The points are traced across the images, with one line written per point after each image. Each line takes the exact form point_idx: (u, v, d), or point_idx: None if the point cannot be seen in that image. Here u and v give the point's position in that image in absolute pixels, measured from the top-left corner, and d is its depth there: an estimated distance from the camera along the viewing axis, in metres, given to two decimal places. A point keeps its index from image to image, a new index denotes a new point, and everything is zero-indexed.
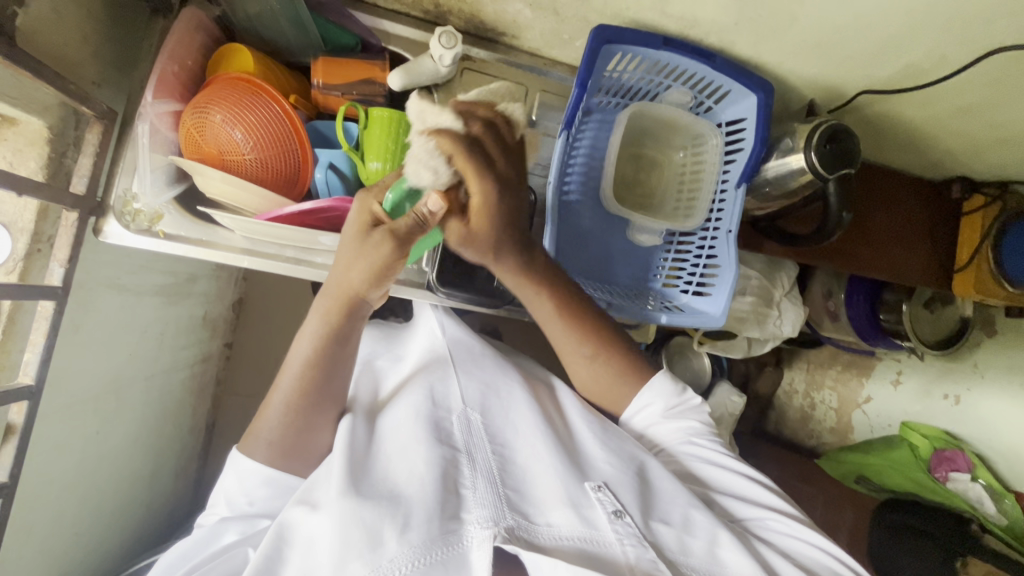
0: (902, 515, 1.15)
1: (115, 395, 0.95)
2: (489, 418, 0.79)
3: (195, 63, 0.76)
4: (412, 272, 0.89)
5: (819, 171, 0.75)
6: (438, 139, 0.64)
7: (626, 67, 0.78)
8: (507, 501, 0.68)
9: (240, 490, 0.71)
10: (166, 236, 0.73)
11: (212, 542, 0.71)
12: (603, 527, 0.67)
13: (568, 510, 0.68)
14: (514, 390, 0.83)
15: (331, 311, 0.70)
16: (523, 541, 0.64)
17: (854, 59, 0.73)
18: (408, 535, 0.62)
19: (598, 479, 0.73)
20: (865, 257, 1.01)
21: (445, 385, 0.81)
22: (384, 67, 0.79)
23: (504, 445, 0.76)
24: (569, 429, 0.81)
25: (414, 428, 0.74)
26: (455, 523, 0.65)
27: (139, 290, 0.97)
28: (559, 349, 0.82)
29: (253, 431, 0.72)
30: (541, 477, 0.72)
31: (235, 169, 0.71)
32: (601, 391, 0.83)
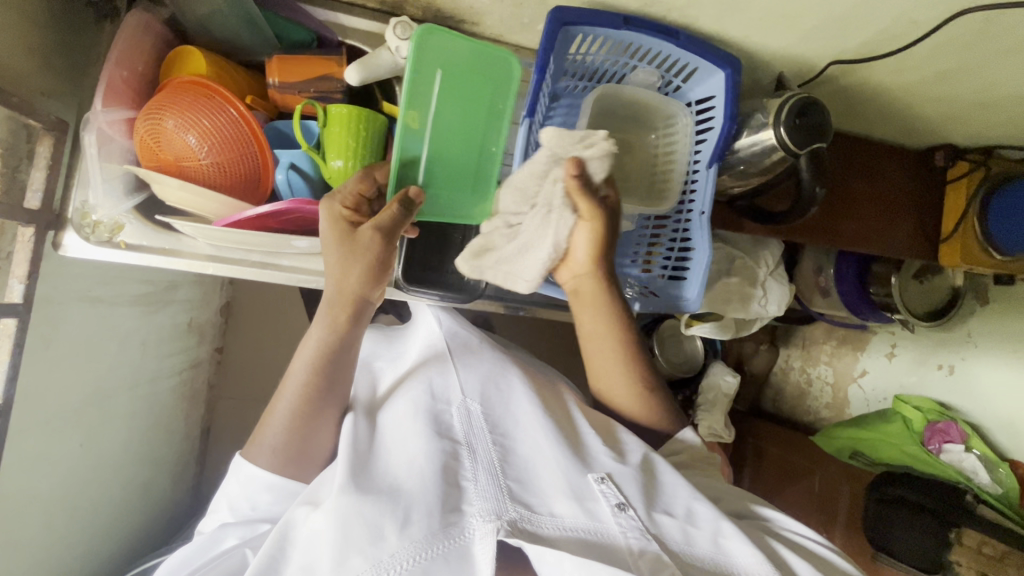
0: (896, 489, 1.13)
1: (100, 407, 0.96)
2: (489, 409, 0.77)
3: (147, 68, 0.74)
4: None
5: (791, 148, 0.73)
6: (568, 164, 0.70)
7: (590, 49, 0.77)
8: (508, 492, 0.68)
9: (242, 496, 0.71)
10: (128, 247, 0.72)
11: (213, 547, 0.71)
12: (607, 519, 0.67)
13: (571, 502, 0.67)
14: (515, 381, 0.81)
15: (336, 317, 0.72)
16: (525, 533, 0.63)
17: (822, 29, 0.70)
18: (409, 530, 0.62)
19: (600, 470, 0.71)
20: (849, 230, 0.99)
21: (445, 378, 0.79)
22: (341, 62, 0.77)
23: (504, 436, 0.75)
24: (568, 415, 0.79)
25: (414, 422, 0.73)
26: (455, 516, 0.65)
27: (115, 300, 0.97)
28: (599, 364, 0.82)
29: (257, 437, 0.72)
30: (542, 466, 0.72)
31: (192, 175, 0.70)
32: (626, 404, 0.83)
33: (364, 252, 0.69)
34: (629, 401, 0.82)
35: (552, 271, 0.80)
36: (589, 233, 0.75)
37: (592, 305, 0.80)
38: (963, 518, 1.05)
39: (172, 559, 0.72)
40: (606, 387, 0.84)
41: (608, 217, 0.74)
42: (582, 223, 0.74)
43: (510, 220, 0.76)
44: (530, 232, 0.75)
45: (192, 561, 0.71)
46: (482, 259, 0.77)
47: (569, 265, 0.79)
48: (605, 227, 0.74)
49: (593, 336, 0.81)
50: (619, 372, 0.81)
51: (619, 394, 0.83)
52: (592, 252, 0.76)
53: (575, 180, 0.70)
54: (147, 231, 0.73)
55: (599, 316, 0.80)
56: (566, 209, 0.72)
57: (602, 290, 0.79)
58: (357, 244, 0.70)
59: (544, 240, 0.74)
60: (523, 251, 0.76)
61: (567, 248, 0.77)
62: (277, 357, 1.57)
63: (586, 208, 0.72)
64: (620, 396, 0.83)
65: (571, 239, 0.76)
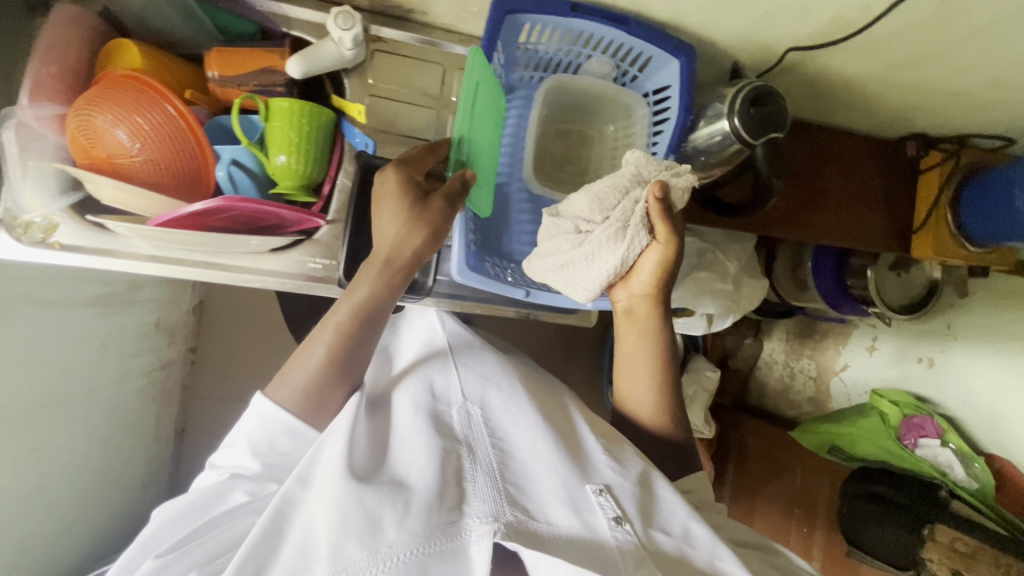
0: (870, 484, 1.12)
1: (56, 410, 0.94)
2: (490, 414, 0.73)
3: (80, 62, 0.71)
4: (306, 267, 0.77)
5: (745, 137, 0.70)
6: (654, 184, 0.69)
7: (540, 38, 0.75)
8: (508, 496, 0.63)
9: (263, 433, 0.66)
10: (62, 248, 0.70)
11: (221, 500, 0.65)
12: (603, 532, 0.62)
13: (568, 511, 0.63)
14: (517, 388, 0.76)
15: (390, 278, 0.70)
16: (523, 536, 0.59)
17: (775, 15, 0.68)
18: (407, 522, 0.58)
19: (599, 481, 0.67)
20: (819, 222, 0.96)
21: (445, 378, 0.76)
22: (284, 55, 0.74)
23: (504, 439, 0.70)
24: (571, 424, 0.76)
25: (415, 421, 0.69)
26: (455, 514, 0.60)
27: (66, 302, 0.95)
28: (627, 378, 0.80)
29: (282, 375, 0.69)
30: (543, 473, 0.66)
31: (127, 173, 0.68)
32: (650, 418, 0.79)
33: (427, 216, 0.69)
34: (647, 419, 0.79)
35: (609, 287, 0.77)
36: (658, 258, 0.72)
37: (642, 326, 0.77)
38: (933, 513, 1.04)
39: (172, 507, 0.66)
40: (632, 404, 0.80)
41: (681, 245, 0.72)
42: (654, 246, 0.71)
43: (579, 226, 0.72)
44: (600, 243, 0.70)
45: (196, 513, 0.65)
46: (547, 263, 0.73)
47: (628, 285, 0.76)
48: (676, 253, 0.71)
49: (630, 356, 0.79)
50: (647, 379, 0.78)
51: (637, 404, 0.80)
52: (658, 275, 0.74)
53: (658, 201, 0.69)
54: (83, 231, 0.71)
55: (641, 339, 0.78)
56: (643, 228, 0.69)
57: (657, 315, 0.77)
58: (425, 214, 0.69)
59: (613, 253, 0.70)
60: (592, 261, 0.71)
61: (632, 266, 0.74)
62: (251, 356, 1.55)
63: (662, 230, 0.70)
64: (641, 410, 0.79)
65: (638, 259, 0.73)
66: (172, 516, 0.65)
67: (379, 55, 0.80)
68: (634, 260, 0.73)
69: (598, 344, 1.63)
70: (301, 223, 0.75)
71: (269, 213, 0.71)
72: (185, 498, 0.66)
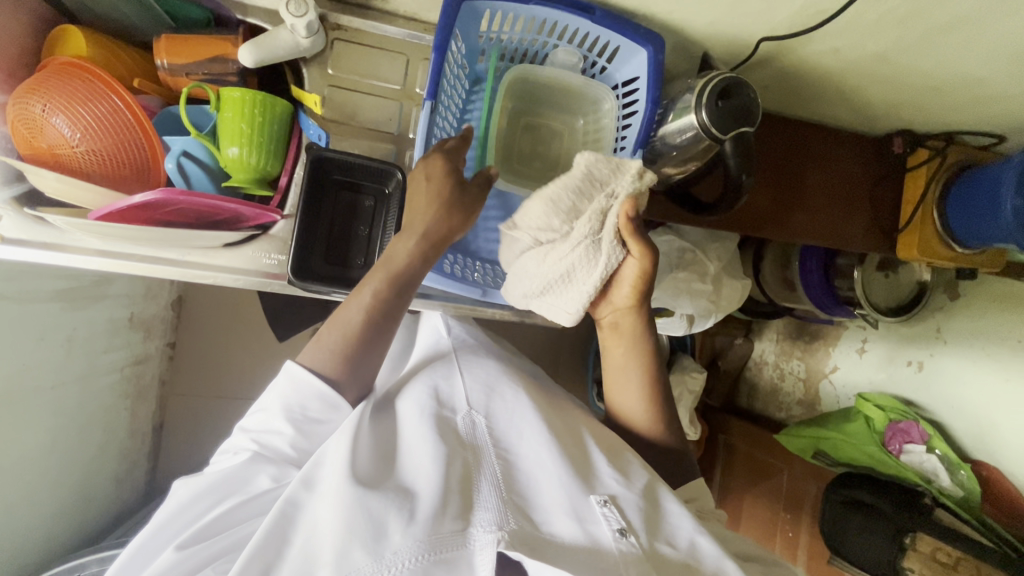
0: (853, 490, 1.09)
1: (15, 408, 0.92)
2: (495, 421, 0.69)
3: (25, 49, 0.69)
4: (257, 263, 0.74)
5: (712, 131, 0.67)
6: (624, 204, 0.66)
7: (503, 27, 0.72)
8: (513, 505, 0.60)
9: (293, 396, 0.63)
10: (4, 241, 0.67)
11: (244, 486, 0.62)
12: (608, 545, 0.58)
13: (572, 521, 0.59)
14: (524, 395, 0.72)
15: (426, 249, 0.68)
16: (528, 546, 0.55)
17: (742, 4, 0.65)
18: (413, 529, 0.55)
19: (603, 492, 0.62)
20: (801, 222, 0.93)
21: (450, 383, 0.73)
22: (237, 42, 0.71)
23: (507, 450, 0.66)
24: (580, 438, 0.70)
25: (418, 427, 0.66)
26: (461, 523, 0.57)
27: (27, 297, 0.93)
28: (616, 389, 0.77)
29: (318, 336, 0.68)
30: (547, 484, 0.62)
31: (69, 165, 0.66)
32: (645, 422, 0.76)
33: (458, 203, 0.69)
34: (638, 420, 0.77)
35: (590, 305, 0.74)
36: (637, 271, 0.68)
37: (629, 337, 0.74)
38: (917, 522, 1.01)
39: (194, 484, 0.62)
40: (626, 414, 0.77)
41: (655, 256, 0.68)
42: (631, 259, 0.68)
43: (535, 238, 0.70)
44: (574, 263, 0.67)
45: (217, 495, 0.61)
46: (528, 291, 0.72)
47: (610, 300, 0.73)
48: (651, 264, 0.68)
49: (618, 366, 0.76)
50: (635, 386, 0.75)
51: (628, 408, 0.77)
52: (637, 287, 0.70)
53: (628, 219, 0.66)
54: (24, 224, 0.68)
55: (632, 353, 0.74)
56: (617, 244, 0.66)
57: (646, 325, 0.74)
58: (464, 197, 0.69)
59: (590, 271, 0.67)
60: (568, 281, 0.68)
61: (612, 280, 0.71)
62: (232, 351, 1.53)
63: (636, 246, 0.67)
64: (632, 413, 0.77)
65: (617, 270, 0.69)
66: (192, 495, 0.61)
67: (339, 44, 0.77)
68: (614, 270, 0.69)
69: (583, 344, 1.60)
70: (256, 217, 0.73)
71: (218, 207, 0.69)
72: (206, 476, 0.62)
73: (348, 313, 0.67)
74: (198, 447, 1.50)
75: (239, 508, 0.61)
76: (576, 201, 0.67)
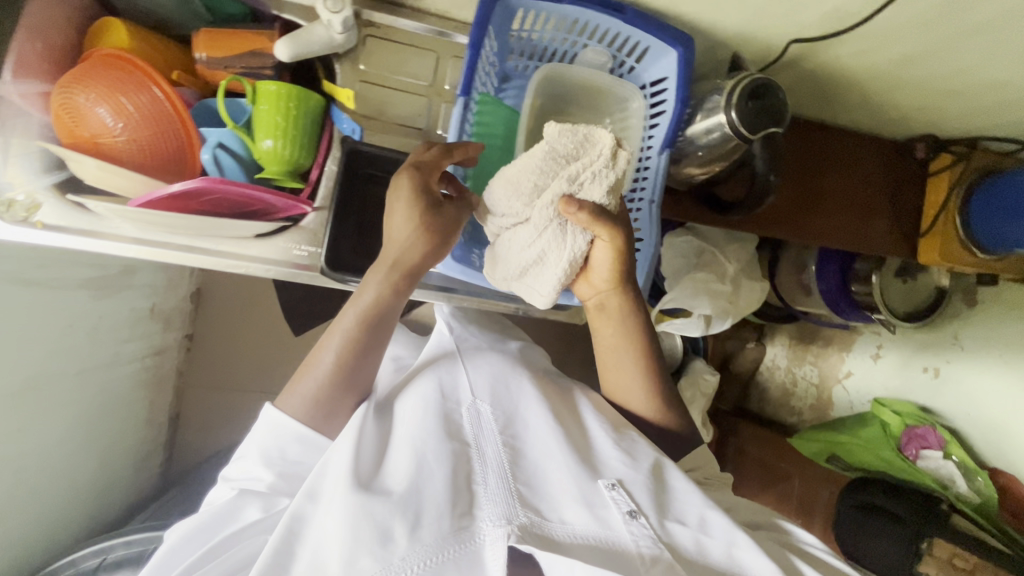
0: (867, 495, 1.10)
1: (40, 392, 0.94)
2: (502, 410, 0.69)
3: (68, 40, 0.70)
4: (296, 255, 0.76)
5: (741, 130, 0.68)
6: (575, 207, 0.64)
7: (535, 25, 0.73)
8: (520, 496, 0.61)
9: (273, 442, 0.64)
10: (45, 227, 0.69)
11: (231, 521, 0.62)
12: (618, 527, 0.61)
13: (582, 509, 0.61)
14: (526, 387, 0.73)
15: (397, 281, 0.68)
16: (537, 538, 0.57)
17: (775, 5, 0.65)
18: (419, 533, 0.56)
19: (611, 476, 0.65)
20: (821, 224, 0.93)
21: (454, 376, 0.72)
22: (272, 37, 0.73)
23: (514, 438, 0.67)
24: (581, 427, 0.72)
25: (423, 423, 0.64)
26: (467, 520, 0.58)
27: (56, 284, 0.94)
28: (610, 370, 0.80)
29: (292, 384, 0.68)
30: (554, 472, 0.64)
31: (110, 154, 0.67)
32: (642, 403, 0.78)
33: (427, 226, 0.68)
34: (635, 397, 0.79)
35: (572, 285, 0.75)
36: (608, 251, 0.69)
37: (618, 317, 0.76)
38: (934, 529, 1.00)
39: (182, 527, 0.63)
40: (619, 394, 0.80)
41: (627, 234, 0.68)
42: (599, 241, 0.68)
43: (500, 226, 0.70)
44: (544, 248, 0.68)
45: (206, 534, 0.62)
46: (503, 274, 0.72)
47: (589, 280, 0.74)
48: (625, 242, 0.68)
49: (609, 347, 0.78)
50: (631, 370, 0.78)
51: (625, 388, 0.79)
52: (615, 268, 0.71)
53: (583, 214, 0.64)
54: (65, 211, 0.70)
55: (621, 331, 0.77)
56: (581, 228, 0.67)
57: (628, 302, 0.75)
58: (439, 218, 0.68)
59: (560, 255, 0.68)
60: (541, 264, 0.69)
61: (587, 262, 0.72)
62: (247, 344, 1.55)
63: (603, 232, 0.66)
64: (629, 392, 0.79)
65: (590, 254, 0.70)
66: (181, 538, 0.62)
67: (371, 41, 0.78)
68: (586, 253, 0.70)
69: None
70: (287, 208, 0.74)
71: (253, 197, 0.70)
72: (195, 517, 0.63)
73: (321, 355, 0.67)
74: (211, 438, 1.51)
75: (230, 542, 0.62)
76: (539, 180, 0.67)
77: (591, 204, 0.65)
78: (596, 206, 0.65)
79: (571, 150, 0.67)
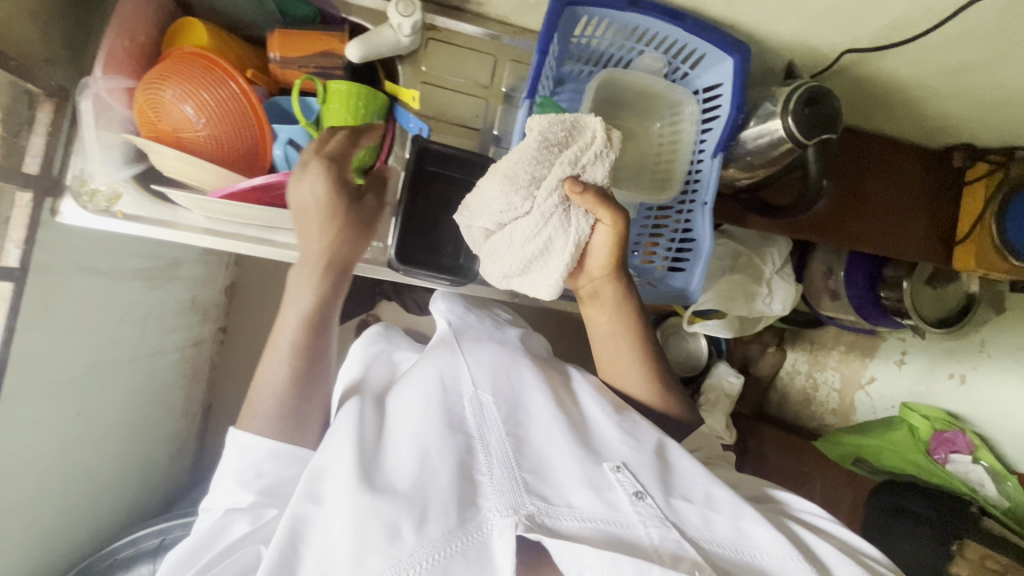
0: (899, 497, 1.11)
1: (98, 379, 0.96)
2: (503, 400, 0.68)
3: (149, 39, 0.74)
4: (373, 249, 0.80)
5: (797, 137, 0.71)
6: (581, 189, 0.67)
7: (595, 31, 0.75)
8: (524, 484, 0.61)
9: (245, 464, 0.61)
10: (125, 216, 0.72)
11: (220, 537, 0.60)
12: (625, 509, 0.61)
13: (589, 493, 0.61)
14: (527, 376, 0.72)
15: (331, 278, 0.69)
16: (545, 528, 0.57)
17: (833, 15, 0.68)
18: (427, 529, 0.55)
19: (615, 459, 0.66)
20: (859, 229, 0.95)
21: (455, 366, 0.69)
22: (343, 38, 0.76)
23: (519, 427, 0.66)
24: (581, 415, 0.72)
25: (424, 416, 0.63)
26: (472, 511, 0.58)
27: (115, 274, 0.96)
28: (605, 359, 0.81)
29: (250, 405, 0.64)
30: (560, 458, 0.64)
31: (189, 147, 0.70)
32: (644, 392, 0.79)
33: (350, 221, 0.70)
34: (635, 384, 0.79)
35: (568, 276, 0.76)
36: (609, 236, 0.71)
37: (612, 307, 0.77)
38: (964, 530, 1.02)
39: (171, 557, 0.61)
40: (618, 382, 0.80)
41: (627, 218, 0.71)
42: (602, 225, 0.71)
43: (498, 220, 0.70)
44: (550, 235, 0.69)
45: (197, 555, 0.60)
46: (506, 271, 0.73)
47: (586, 269, 0.76)
48: (626, 227, 0.71)
49: (605, 336, 0.79)
50: (627, 355, 0.78)
51: (626, 376, 0.79)
52: (614, 253, 0.73)
53: (588, 194, 0.67)
54: (143, 202, 0.73)
55: (618, 319, 0.78)
56: (584, 211, 0.69)
57: (623, 291, 0.77)
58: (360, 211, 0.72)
59: (565, 240, 0.70)
60: (546, 253, 0.70)
61: (586, 249, 0.74)
62: None
63: (608, 213, 0.69)
64: (628, 380, 0.79)
65: (589, 241, 0.73)
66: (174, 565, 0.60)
67: (433, 44, 0.81)
68: (586, 240, 0.72)
69: None
70: None
71: None
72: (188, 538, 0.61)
73: (272, 368, 0.65)
74: None
75: (220, 560, 0.60)
76: (535, 170, 0.68)
77: (598, 186, 0.68)
78: (602, 187, 0.68)
79: (563, 138, 0.68)
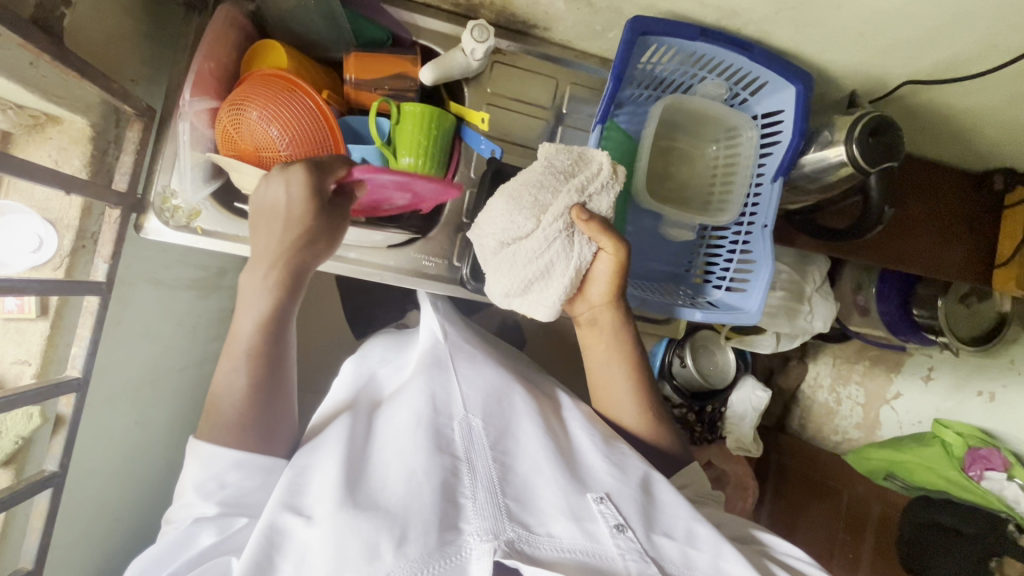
0: (932, 513, 1.09)
1: (152, 386, 0.94)
2: (491, 425, 0.72)
3: (229, 60, 0.76)
4: (439, 266, 0.82)
5: (862, 164, 0.73)
6: (586, 221, 0.69)
7: (661, 59, 0.78)
8: (506, 510, 0.62)
9: (207, 476, 0.62)
10: (204, 232, 0.75)
11: (187, 547, 0.60)
12: (605, 541, 0.63)
13: (569, 522, 0.63)
14: (518, 404, 0.76)
15: (286, 285, 0.67)
16: (524, 554, 0.58)
17: (898, 47, 0.70)
18: (406, 548, 0.56)
19: (599, 489, 0.68)
20: (902, 251, 0.97)
21: (447, 390, 0.74)
22: (415, 61, 0.79)
23: (505, 454, 0.69)
24: (570, 444, 0.75)
25: (412, 434, 0.67)
26: (452, 534, 0.59)
27: (174, 283, 0.97)
28: (599, 384, 0.83)
29: (210, 415, 0.65)
30: (544, 487, 0.67)
31: (271, 165, 0.72)
32: (637, 419, 0.81)
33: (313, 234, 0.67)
34: (623, 410, 0.81)
35: (567, 303, 0.78)
36: (611, 264, 0.72)
37: (608, 333, 0.78)
38: (1001, 546, 1.02)
39: (142, 558, 0.61)
40: (610, 408, 0.83)
41: (630, 249, 0.72)
42: (603, 253, 0.72)
43: (504, 238, 0.71)
44: (551, 259, 0.70)
45: (162, 564, 0.60)
46: (509, 290, 0.72)
47: (586, 296, 0.77)
48: (627, 257, 0.72)
49: (602, 363, 0.81)
50: (620, 383, 0.80)
51: (617, 404, 0.82)
52: (613, 282, 0.74)
53: (589, 222, 0.70)
54: (223, 219, 0.76)
55: (613, 347, 0.79)
56: (587, 239, 0.71)
57: (620, 319, 0.78)
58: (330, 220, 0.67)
59: (566, 264, 0.71)
60: (545, 278, 0.71)
61: (587, 276, 0.75)
62: None
63: (610, 240, 0.70)
64: (616, 404, 0.82)
65: (591, 267, 0.74)
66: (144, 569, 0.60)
67: (498, 66, 0.83)
68: (588, 266, 0.74)
69: None
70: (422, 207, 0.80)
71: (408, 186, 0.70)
72: (156, 544, 0.61)
73: (228, 375, 0.65)
74: None
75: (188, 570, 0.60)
76: (539, 194, 0.70)
77: (607, 220, 0.71)
78: (609, 220, 0.71)
79: (569, 166, 0.71)
